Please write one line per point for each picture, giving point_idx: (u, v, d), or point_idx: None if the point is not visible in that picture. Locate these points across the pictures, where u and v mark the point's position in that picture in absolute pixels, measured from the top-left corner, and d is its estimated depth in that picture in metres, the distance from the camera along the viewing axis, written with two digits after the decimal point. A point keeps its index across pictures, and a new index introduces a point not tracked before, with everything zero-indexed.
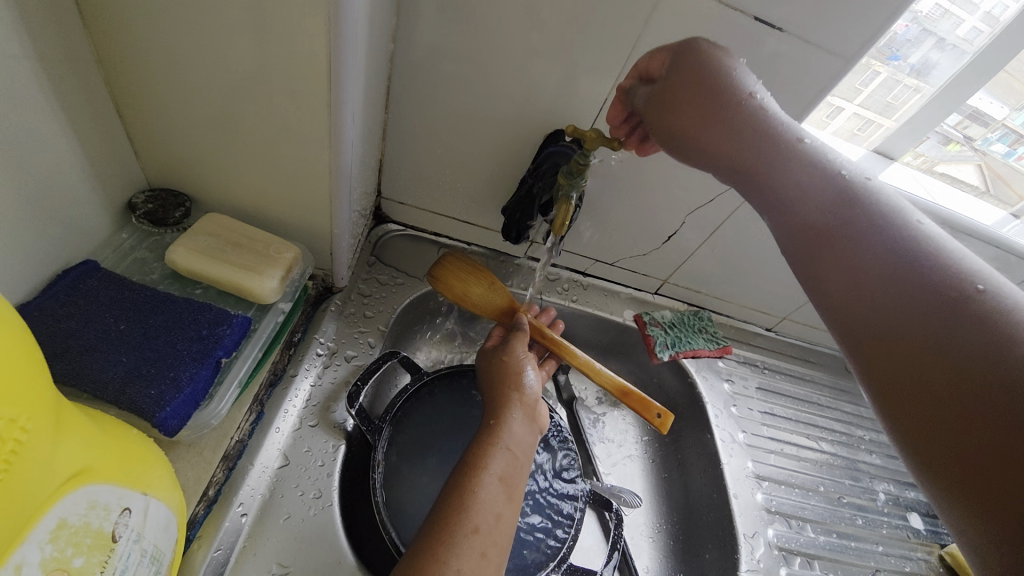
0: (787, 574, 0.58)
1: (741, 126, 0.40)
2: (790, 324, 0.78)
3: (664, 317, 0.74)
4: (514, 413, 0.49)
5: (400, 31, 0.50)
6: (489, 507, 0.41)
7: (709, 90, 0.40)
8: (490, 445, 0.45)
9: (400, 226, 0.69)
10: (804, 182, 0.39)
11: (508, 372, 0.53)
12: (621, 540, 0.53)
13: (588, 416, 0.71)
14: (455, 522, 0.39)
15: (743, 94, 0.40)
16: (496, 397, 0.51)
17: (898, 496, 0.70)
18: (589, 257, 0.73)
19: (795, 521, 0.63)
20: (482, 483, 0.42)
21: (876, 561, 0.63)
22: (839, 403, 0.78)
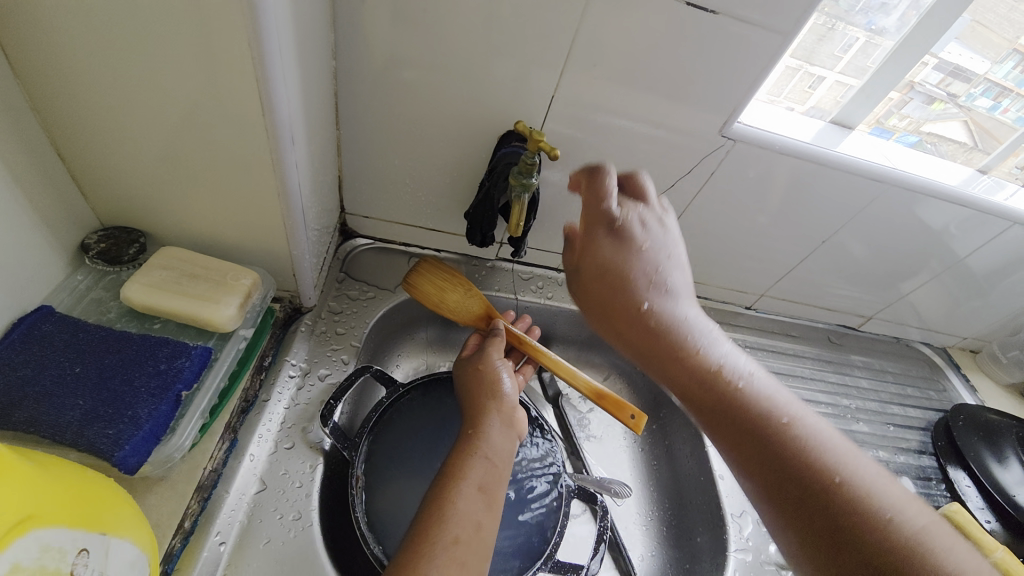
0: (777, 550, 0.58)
1: (647, 316, 0.52)
2: (768, 300, 0.82)
3: None
4: (491, 422, 0.49)
5: (339, 48, 0.50)
6: (466, 515, 0.41)
7: (619, 278, 0.54)
8: (468, 455, 0.46)
9: (368, 240, 0.70)
10: (719, 376, 0.48)
11: (484, 380, 0.53)
12: (608, 532, 0.53)
13: (575, 415, 0.71)
14: (432, 538, 0.39)
15: (644, 292, 0.53)
16: (472, 409, 0.51)
17: (887, 461, 0.72)
18: (560, 253, 0.73)
19: None
20: (459, 493, 0.43)
21: None
22: (823, 374, 0.81)
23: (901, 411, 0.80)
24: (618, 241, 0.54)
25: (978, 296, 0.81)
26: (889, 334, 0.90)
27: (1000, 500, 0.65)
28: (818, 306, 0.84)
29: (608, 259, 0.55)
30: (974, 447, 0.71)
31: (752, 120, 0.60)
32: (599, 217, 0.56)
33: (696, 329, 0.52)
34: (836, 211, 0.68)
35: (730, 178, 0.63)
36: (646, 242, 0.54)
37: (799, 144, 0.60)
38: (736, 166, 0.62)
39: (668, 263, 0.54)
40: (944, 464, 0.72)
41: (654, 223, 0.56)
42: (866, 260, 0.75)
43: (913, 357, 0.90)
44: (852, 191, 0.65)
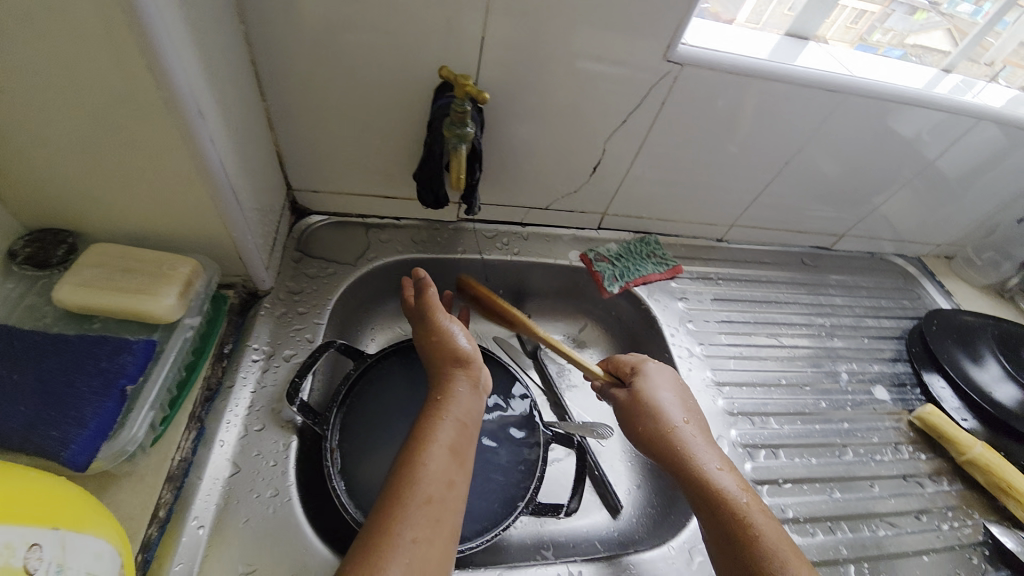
0: (752, 467, 0.60)
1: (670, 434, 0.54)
2: (738, 231, 0.81)
3: (610, 251, 0.75)
4: (456, 384, 0.50)
5: (245, 10, 0.47)
6: (438, 476, 0.42)
7: (651, 398, 0.56)
8: (437, 418, 0.47)
9: (323, 216, 0.68)
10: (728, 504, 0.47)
11: (444, 347, 0.53)
12: (586, 471, 0.54)
13: (555, 367, 0.75)
14: (410, 501, 0.40)
15: (673, 414, 0.55)
16: (438, 375, 0.51)
17: (861, 373, 0.73)
18: (521, 206, 0.72)
19: (758, 417, 0.64)
20: (430, 455, 0.43)
21: (842, 437, 0.65)
22: (797, 297, 0.81)
23: (875, 323, 0.81)
24: (651, 377, 0.58)
25: (949, 200, 0.80)
26: (863, 250, 0.90)
27: (984, 402, 0.66)
28: (789, 230, 0.83)
29: (646, 394, 0.57)
30: (948, 351, 0.72)
31: (699, 42, 0.57)
32: (634, 356, 0.62)
33: (715, 456, 0.52)
34: (794, 130, 0.65)
35: (684, 107, 0.60)
36: (677, 383, 0.59)
37: (747, 60, 0.57)
38: (686, 93, 0.59)
39: (692, 402, 0.58)
40: (919, 370, 0.74)
41: (680, 381, 0.60)
42: (831, 177, 0.74)
43: (888, 270, 0.90)
44: (809, 106, 0.62)
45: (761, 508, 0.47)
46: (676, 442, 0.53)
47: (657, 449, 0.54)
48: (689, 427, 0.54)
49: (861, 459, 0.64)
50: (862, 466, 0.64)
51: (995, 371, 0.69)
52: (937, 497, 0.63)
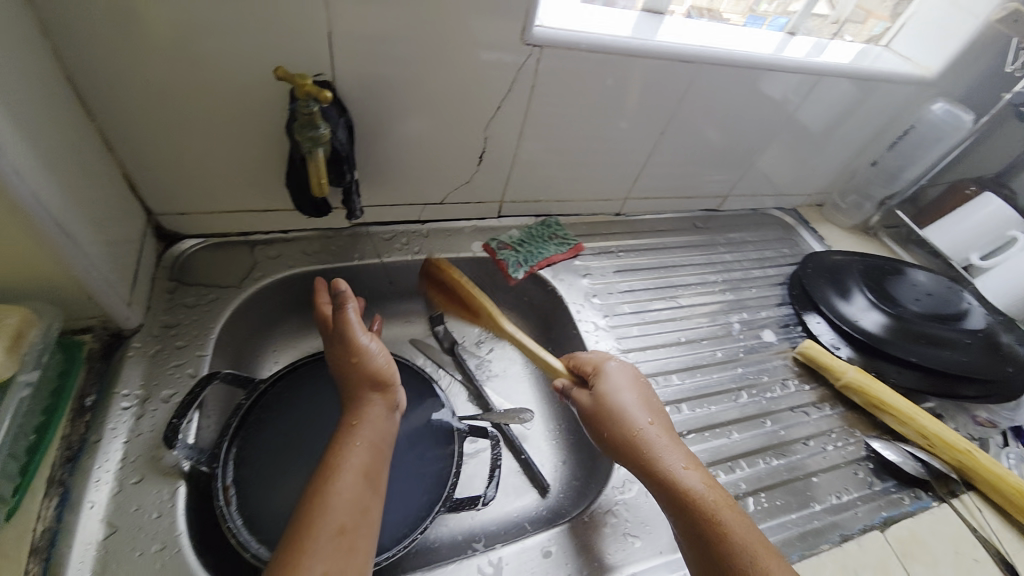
0: None
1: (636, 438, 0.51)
2: (632, 203, 0.85)
3: (512, 238, 0.76)
4: (371, 405, 0.49)
5: (45, 19, 0.41)
6: (349, 502, 0.41)
7: (614, 403, 0.54)
8: (348, 442, 0.46)
9: (197, 239, 0.63)
10: (697, 506, 0.45)
11: (364, 369, 0.50)
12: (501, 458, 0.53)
13: (474, 360, 0.75)
14: (322, 533, 0.39)
15: (637, 415, 0.53)
16: (354, 397, 0.50)
17: (750, 320, 0.79)
18: (415, 203, 0.70)
19: (661, 376, 0.69)
20: (341, 482, 0.42)
21: (737, 381, 0.71)
22: (692, 258, 0.86)
23: (761, 273, 0.88)
24: (613, 380, 0.56)
25: (810, 154, 0.89)
26: (747, 208, 0.97)
27: (852, 332, 0.74)
28: (679, 197, 0.88)
29: (608, 399, 0.55)
30: (822, 292, 0.79)
31: (554, 23, 0.58)
32: (594, 359, 0.60)
33: (682, 455, 0.50)
34: (661, 103, 0.68)
35: (552, 89, 0.61)
36: (639, 382, 0.57)
37: (604, 37, 0.59)
38: (551, 75, 0.60)
39: (655, 400, 0.56)
40: (800, 311, 0.81)
41: (639, 379, 0.58)
42: (704, 144, 0.78)
43: (770, 223, 0.98)
44: (670, 78, 0.65)
45: (731, 507, 0.45)
46: (641, 445, 0.51)
47: (625, 455, 0.51)
48: (654, 428, 0.52)
49: (753, 399, 0.69)
50: (754, 405, 0.69)
51: (859, 305, 0.77)
52: (820, 421, 0.68)
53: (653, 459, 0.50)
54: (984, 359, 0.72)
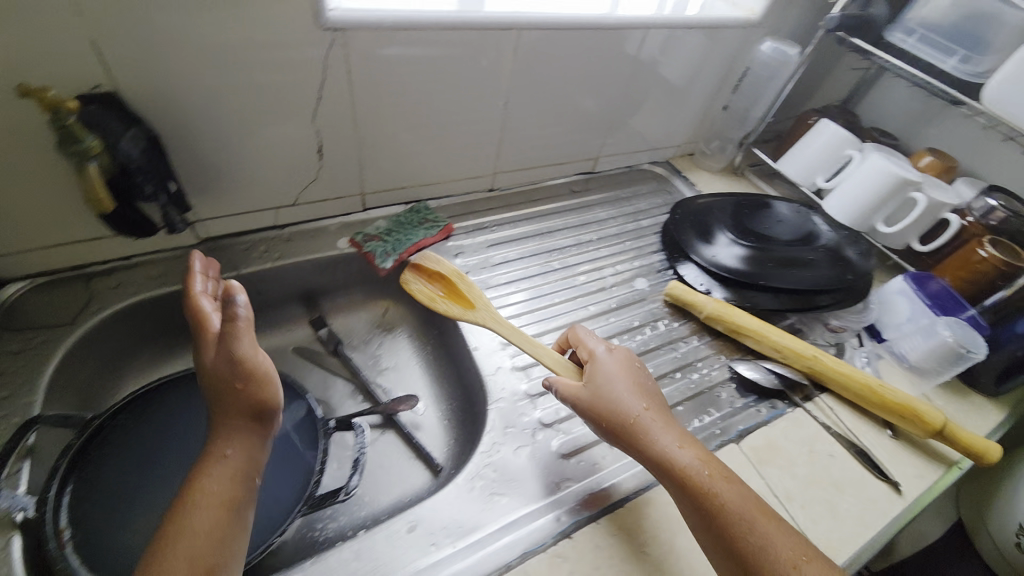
0: (528, 385, 0.63)
1: (636, 425, 0.50)
2: (503, 177, 0.86)
3: (379, 229, 0.75)
4: (235, 427, 0.46)
5: None
6: (201, 536, 0.39)
7: (613, 390, 0.53)
8: (205, 472, 0.43)
9: (23, 282, 0.59)
10: (701, 486, 0.46)
11: (244, 398, 0.47)
12: (364, 447, 0.53)
13: (366, 357, 0.77)
14: (189, 572, 0.37)
15: (636, 400, 0.52)
16: (221, 422, 0.46)
17: (623, 271, 0.83)
18: (267, 207, 0.68)
19: None
20: (194, 513, 0.40)
21: (606, 330, 0.74)
22: (567, 221, 0.89)
23: (636, 226, 0.92)
24: (610, 368, 0.55)
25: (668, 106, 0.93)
26: (623, 166, 1.01)
27: (716, 272, 0.78)
28: (550, 164, 0.90)
29: (605, 387, 0.53)
30: (688, 239, 0.83)
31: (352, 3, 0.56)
32: (590, 346, 0.58)
33: (680, 435, 0.50)
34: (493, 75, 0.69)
35: (370, 72, 0.60)
36: (635, 365, 0.56)
37: (408, 15, 0.58)
38: (363, 57, 0.58)
39: (650, 382, 0.56)
40: (672, 260, 0.84)
41: (632, 363, 0.57)
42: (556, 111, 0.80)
43: (647, 177, 1.02)
44: (494, 48, 0.66)
45: (729, 482, 0.46)
46: (640, 429, 0.50)
47: (624, 442, 0.51)
48: (651, 411, 0.51)
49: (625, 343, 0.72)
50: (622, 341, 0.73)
51: (721, 245, 0.81)
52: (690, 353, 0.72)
53: (652, 443, 0.49)
54: (827, 268, 0.77)
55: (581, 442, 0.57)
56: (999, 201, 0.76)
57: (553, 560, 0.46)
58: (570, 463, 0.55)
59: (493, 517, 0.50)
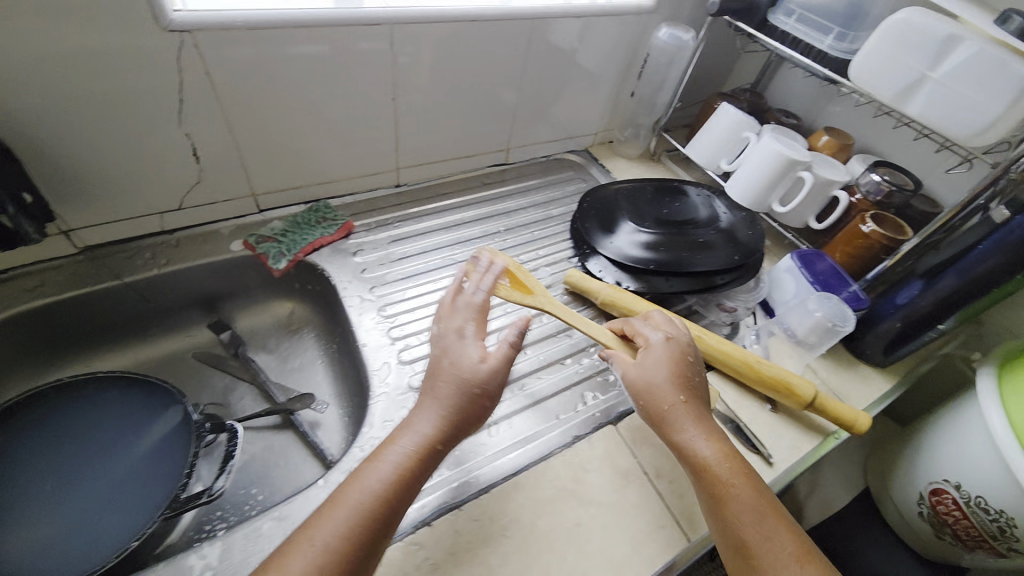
0: (410, 377, 0.63)
1: (670, 412, 0.53)
2: (407, 172, 0.86)
3: (274, 229, 0.75)
4: (422, 414, 0.48)
5: None
6: (334, 529, 0.40)
7: (656, 376, 0.55)
8: (386, 451, 0.45)
9: None
10: (721, 478, 0.49)
11: (466, 374, 0.50)
12: (236, 450, 0.54)
13: (271, 357, 0.78)
14: (335, 534, 0.39)
15: (675, 390, 0.54)
16: (422, 403, 0.50)
17: (528, 260, 0.84)
18: (150, 213, 0.67)
19: (426, 332, 0.69)
20: (350, 498, 0.42)
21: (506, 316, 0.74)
22: (476, 214, 0.89)
23: (547, 214, 0.93)
24: (659, 355, 0.57)
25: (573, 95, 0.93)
26: (538, 155, 1.02)
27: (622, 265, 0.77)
28: (457, 157, 0.90)
29: (648, 371, 0.56)
30: (589, 234, 0.81)
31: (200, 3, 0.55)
32: (645, 333, 0.61)
33: (708, 429, 0.53)
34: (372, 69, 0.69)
35: (230, 73, 0.59)
36: (687, 356, 0.58)
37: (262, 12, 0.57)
38: (218, 56, 0.57)
39: (700, 375, 0.58)
40: (581, 258, 0.83)
41: (684, 354, 0.58)
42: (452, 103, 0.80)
43: (564, 166, 1.03)
44: (366, 42, 0.65)
45: (747, 483, 0.49)
46: (669, 418, 0.53)
47: (655, 422, 0.54)
48: (687, 401, 0.54)
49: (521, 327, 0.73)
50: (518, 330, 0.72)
51: (620, 236, 0.80)
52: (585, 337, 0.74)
53: (678, 430, 0.52)
54: (725, 248, 0.79)
55: None
56: (882, 176, 0.78)
57: (407, 548, 0.48)
58: (445, 453, 0.57)
59: None
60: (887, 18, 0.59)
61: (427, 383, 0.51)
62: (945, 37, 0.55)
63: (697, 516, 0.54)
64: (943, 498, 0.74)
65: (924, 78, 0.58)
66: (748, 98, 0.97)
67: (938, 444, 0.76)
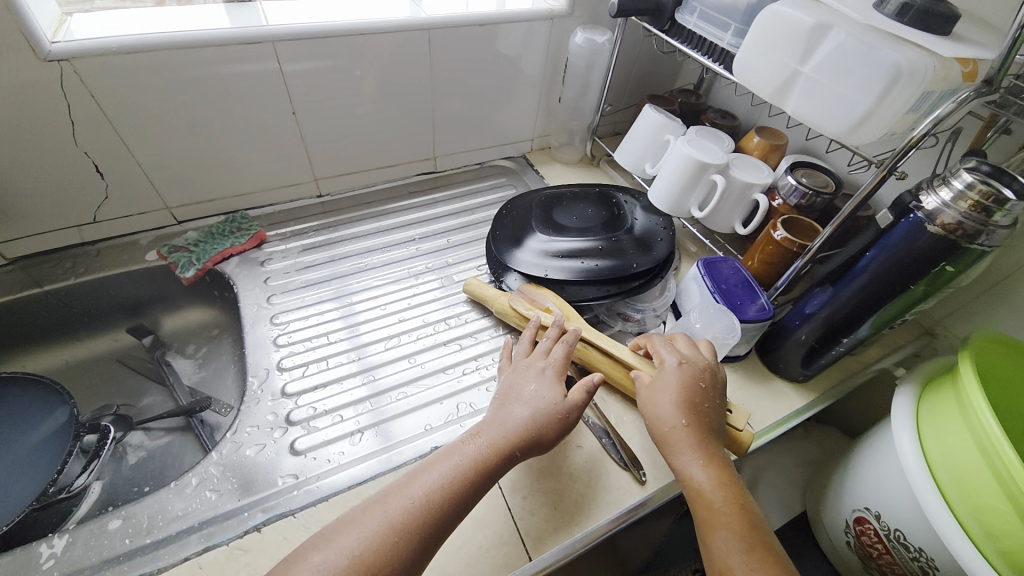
0: (287, 383, 0.65)
1: (677, 436, 0.54)
2: (326, 183, 0.89)
3: (188, 240, 0.79)
4: (504, 419, 0.54)
5: None
6: (398, 509, 0.45)
7: (668, 398, 0.56)
8: (451, 451, 0.51)
9: None
10: (714, 507, 0.50)
11: (546, 404, 0.56)
12: (104, 449, 0.60)
13: (189, 362, 0.81)
14: (423, 501, 0.46)
15: (679, 414, 0.55)
16: (495, 416, 0.55)
17: (437, 266, 0.84)
18: (66, 226, 0.73)
19: (315, 339, 0.71)
20: (417, 488, 0.47)
21: (400, 322, 0.74)
22: (394, 222, 0.91)
23: (468, 220, 0.93)
24: (671, 378, 0.58)
25: (496, 103, 0.94)
26: (470, 163, 1.02)
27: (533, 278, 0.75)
28: (378, 167, 0.93)
29: (663, 393, 0.57)
30: (502, 249, 0.79)
31: (80, 34, 0.60)
32: (660, 354, 0.61)
33: (710, 455, 0.53)
34: (263, 83, 0.72)
35: (112, 96, 0.64)
36: (702, 381, 0.58)
37: (138, 38, 0.61)
38: (101, 80, 0.62)
39: (715, 402, 0.58)
40: (497, 273, 0.80)
41: (696, 379, 0.58)
42: (359, 114, 0.83)
43: (497, 173, 1.03)
44: (251, 58, 0.69)
45: (738, 515, 0.49)
46: (669, 442, 0.54)
47: (661, 442, 0.55)
48: (690, 426, 0.54)
49: (414, 333, 0.73)
50: (410, 337, 0.72)
51: (532, 249, 0.77)
52: (484, 343, 0.73)
53: (679, 453, 0.53)
54: (635, 253, 0.76)
55: (322, 439, 0.60)
56: (800, 179, 0.74)
57: (232, 552, 0.49)
58: (301, 460, 0.58)
59: (201, 512, 0.52)
60: (761, 10, 0.55)
61: (505, 397, 0.57)
62: (813, 27, 0.51)
63: (541, 536, 0.54)
64: (866, 529, 0.68)
65: (798, 73, 0.54)
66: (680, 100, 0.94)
67: (859, 467, 0.70)
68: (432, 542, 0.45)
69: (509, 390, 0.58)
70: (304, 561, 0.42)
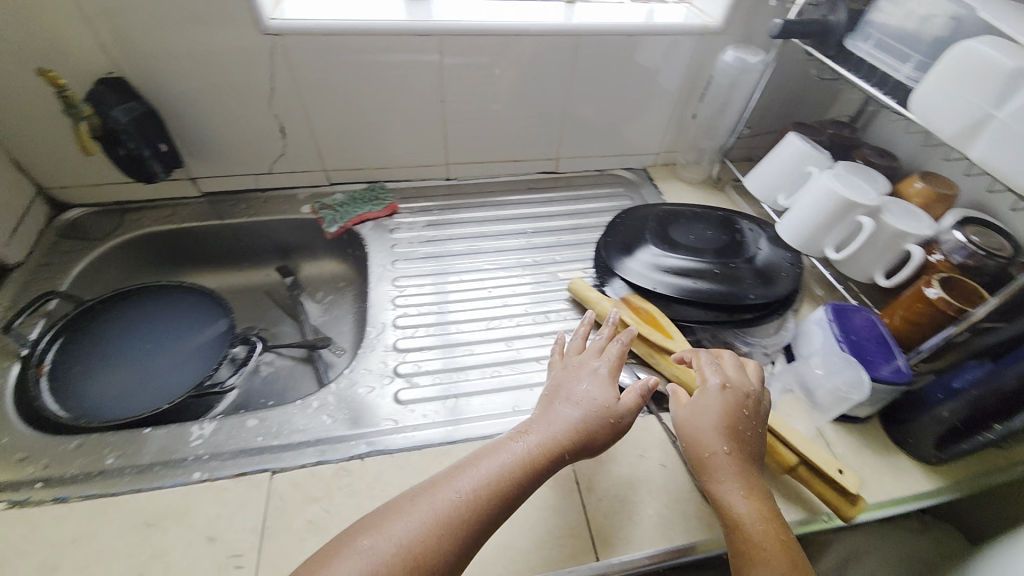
0: (398, 339, 0.72)
1: (719, 463, 0.51)
2: (456, 167, 0.96)
3: (335, 200, 0.90)
4: (545, 421, 0.53)
5: None
6: (443, 508, 0.44)
7: (714, 423, 0.53)
8: (495, 450, 0.50)
9: (82, 208, 0.84)
10: (756, 545, 0.46)
11: (591, 410, 0.53)
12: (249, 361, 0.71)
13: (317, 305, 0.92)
14: (468, 496, 0.45)
15: (721, 439, 0.52)
16: (539, 417, 0.54)
17: (544, 261, 0.86)
18: (249, 173, 0.87)
19: (426, 306, 0.77)
20: (461, 484, 0.46)
21: (502, 306, 0.78)
22: (510, 213, 0.95)
23: (580, 223, 0.94)
24: (715, 399, 0.55)
25: (629, 113, 0.94)
26: (592, 168, 1.04)
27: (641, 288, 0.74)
28: (506, 159, 0.97)
29: (706, 414, 0.54)
30: (611, 256, 0.79)
31: (293, 15, 0.72)
32: (704, 373, 0.58)
33: (749, 484, 0.50)
34: (421, 70, 0.80)
35: (305, 69, 0.75)
36: (747, 406, 0.55)
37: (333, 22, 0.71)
38: (301, 54, 0.73)
39: (760, 428, 0.54)
40: (602, 278, 0.80)
41: (741, 403, 0.55)
42: (498, 108, 0.88)
43: (616, 182, 1.03)
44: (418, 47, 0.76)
45: (781, 552, 0.46)
46: (709, 467, 0.51)
47: (699, 467, 0.52)
48: (729, 452, 0.51)
49: (515, 320, 0.76)
50: (510, 321, 0.76)
51: (643, 260, 0.76)
52: None
53: (719, 480, 0.50)
54: (751, 283, 0.72)
55: (421, 395, 0.65)
56: (970, 236, 0.64)
57: (337, 471, 0.56)
58: (401, 408, 0.63)
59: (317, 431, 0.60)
60: (953, 46, 0.51)
61: (553, 396, 0.56)
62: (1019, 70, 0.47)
63: (610, 539, 0.54)
64: None
65: (990, 116, 0.49)
66: (832, 131, 0.87)
67: None
68: (476, 541, 0.44)
69: (558, 388, 0.57)
70: (354, 544, 0.42)
